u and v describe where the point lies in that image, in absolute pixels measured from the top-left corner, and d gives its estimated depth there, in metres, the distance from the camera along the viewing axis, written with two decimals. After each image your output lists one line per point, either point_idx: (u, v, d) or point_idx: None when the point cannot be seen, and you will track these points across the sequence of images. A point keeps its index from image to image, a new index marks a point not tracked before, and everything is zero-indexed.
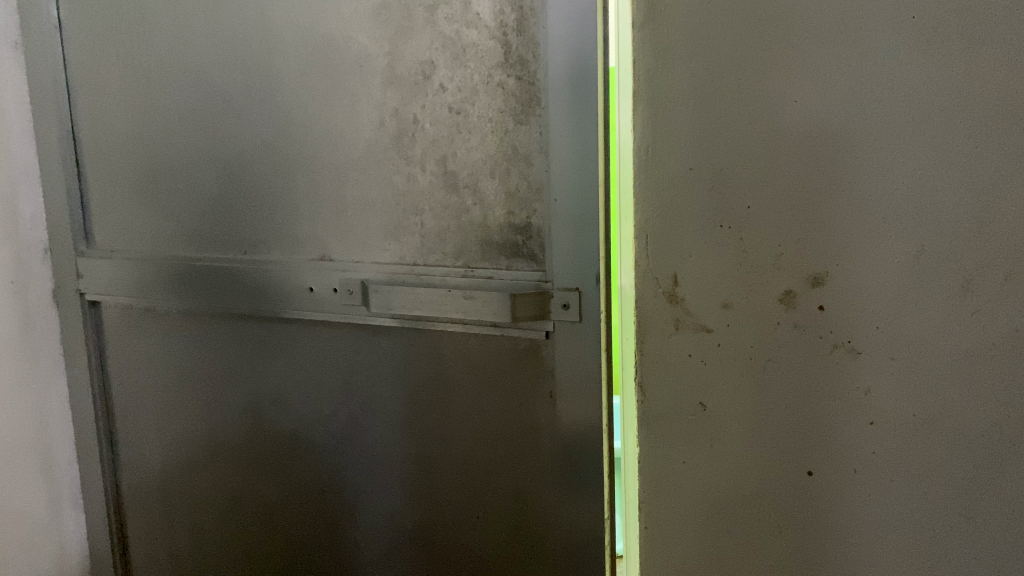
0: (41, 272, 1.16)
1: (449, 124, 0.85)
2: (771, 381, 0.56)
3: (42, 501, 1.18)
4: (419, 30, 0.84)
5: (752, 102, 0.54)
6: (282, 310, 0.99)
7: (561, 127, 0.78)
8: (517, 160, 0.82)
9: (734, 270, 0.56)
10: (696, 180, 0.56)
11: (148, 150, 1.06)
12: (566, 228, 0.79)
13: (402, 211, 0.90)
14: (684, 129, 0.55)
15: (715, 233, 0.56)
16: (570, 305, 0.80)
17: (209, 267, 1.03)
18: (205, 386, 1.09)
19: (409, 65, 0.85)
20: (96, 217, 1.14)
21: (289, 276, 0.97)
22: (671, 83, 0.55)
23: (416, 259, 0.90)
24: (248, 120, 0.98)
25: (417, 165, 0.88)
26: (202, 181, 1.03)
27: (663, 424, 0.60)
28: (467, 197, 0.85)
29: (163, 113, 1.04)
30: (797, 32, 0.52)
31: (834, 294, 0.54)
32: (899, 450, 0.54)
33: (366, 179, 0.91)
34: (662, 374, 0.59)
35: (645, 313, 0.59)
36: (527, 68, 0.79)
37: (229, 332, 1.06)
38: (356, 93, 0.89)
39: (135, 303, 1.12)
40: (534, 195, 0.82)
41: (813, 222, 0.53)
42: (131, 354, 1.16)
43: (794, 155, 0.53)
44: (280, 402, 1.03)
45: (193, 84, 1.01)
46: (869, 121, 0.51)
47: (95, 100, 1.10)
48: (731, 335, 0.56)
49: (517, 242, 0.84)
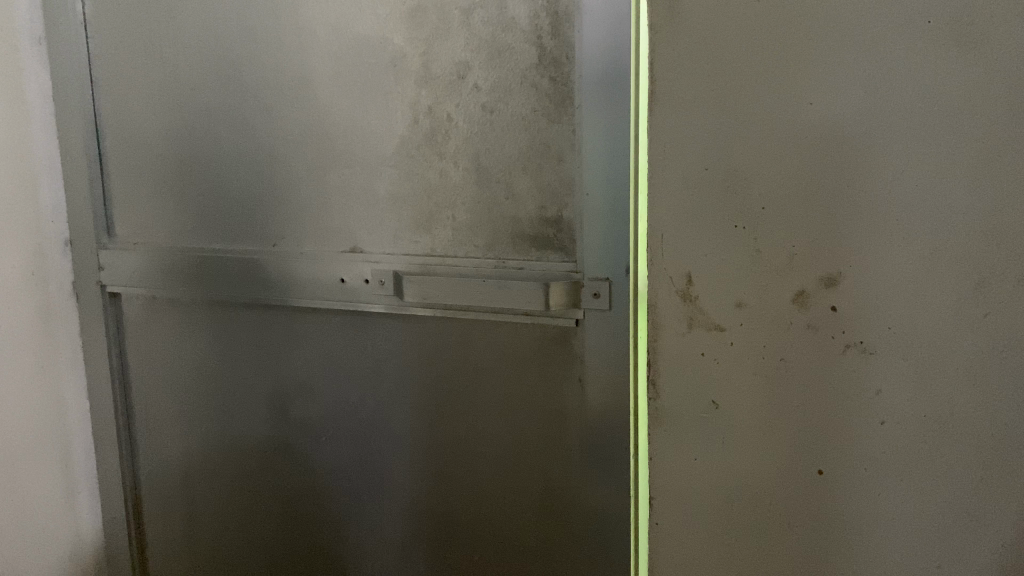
0: (62, 263, 1.24)
1: (482, 122, 0.96)
2: (782, 381, 0.57)
3: (59, 494, 1.25)
4: (453, 32, 0.96)
5: (762, 102, 0.54)
6: (312, 299, 1.10)
7: (591, 128, 0.90)
8: (549, 157, 0.94)
9: (747, 269, 0.56)
10: (709, 180, 0.56)
11: (184, 149, 1.15)
12: (599, 221, 0.92)
13: (434, 206, 1.01)
14: (699, 129, 0.56)
15: (729, 233, 0.56)
16: (599, 294, 0.93)
17: (239, 260, 1.13)
18: (238, 368, 1.19)
19: (444, 65, 0.97)
20: (121, 210, 1.22)
21: (318, 272, 1.08)
22: (683, 83, 0.56)
23: (447, 252, 1.02)
24: (282, 116, 1.07)
25: (450, 161, 0.99)
26: (232, 175, 1.12)
27: (673, 422, 0.60)
28: (499, 192, 0.97)
29: (191, 110, 1.13)
30: (808, 30, 0.53)
31: (847, 294, 0.54)
32: (909, 449, 0.55)
33: (397, 175, 1.02)
34: (675, 373, 0.59)
35: (658, 311, 0.59)
36: (561, 70, 0.91)
37: (256, 320, 1.16)
38: (389, 93, 1.00)
39: (159, 296, 1.21)
40: (565, 191, 0.94)
41: (827, 222, 0.54)
42: (155, 343, 1.25)
43: (802, 156, 0.54)
44: (309, 390, 1.15)
45: (233, 78, 1.09)
46: (875, 117, 0.52)
47: (122, 104, 1.18)
48: (742, 335, 0.57)
49: (548, 234, 0.96)
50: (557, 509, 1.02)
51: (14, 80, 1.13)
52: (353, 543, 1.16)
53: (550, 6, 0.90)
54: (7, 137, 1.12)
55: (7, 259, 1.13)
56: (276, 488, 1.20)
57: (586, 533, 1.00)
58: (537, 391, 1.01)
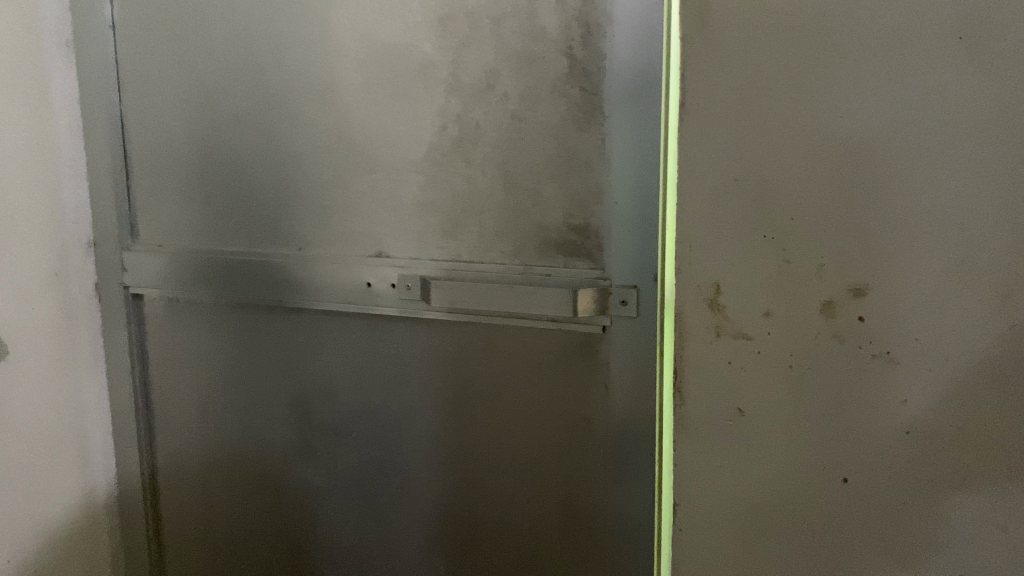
0: (84, 263, 1.24)
1: (510, 130, 0.97)
2: (809, 390, 0.57)
3: (78, 494, 1.26)
4: (484, 41, 0.96)
5: (796, 116, 0.55)
6: (336, 303, 1.10)
7: (622, 133, 0.91)
8: (576, 166, 0.95)
9: (776, 280, 0.57)
10: (740, 190, 0.57)
11: (210, 152, 1.15)
12: (626, 228, 0.93)
13: (460, 212, 1.02)
14: (733, 142, 0.57)
15: (758, 243, 0.57)
16: (627, 302, 0.94)
17: (262, 264, 1.13)
18: (259, 370, 1.19)
19: (474, 75, 0.97)
20: (144, 211, 1.22)
21: (342, 276, 1.09)
22: (715, 96, 0.57)
23: (473, 257, 1.02)
24: (311, 120, 1.08)
25: (477, 168, 1.00)
26: (259, 178, 1.13)
27: (698, 429, 0.61)
28: (527, 199, 0.98)
29: (218, 113, 1.13)
30: (851, 46, 0.53)
31: (874, 304, 0.55)
32: (934, 458, 0.56)
33: (423, 181, 1.03)
34: (702, 380, 0.60)
35: (685, 320, 0.60)
36: (591, 80, 0.92)
37: (277, 322, 1.17)
38: (418, 100, 1.01)
39: (180, 297, 1.21)
40: (592, 199, 0.95)
41: (856, 233, 0.55)
42: (176, 344, 1.25)
43: (832, 170, 0.55)
44: (328, 393, 1.15)
45: (261, 82, 1.09)
46: (917, 135, 0.53)
47: (147, 107, 1.18)
48: (770, 344, 0.58)
49: (575, 242, 0.97)
50: (574, 513, 1.03)
51: (40, 81, 1.13)
52: (371, 545, 1.16)
53: (582, 17, 0.91)
54: (31, 139, 1.12)
55: (30, 260, 1.14)
56: (295, 490, 1.20)
57: (605, 536, 1.02)
58: (561, 397, 1.01)
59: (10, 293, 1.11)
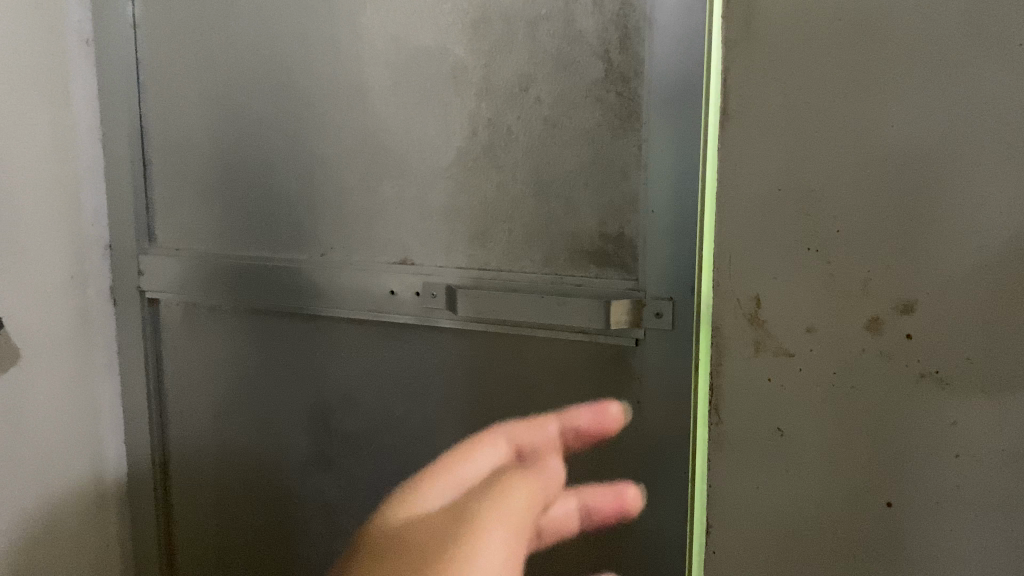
0: (101, 266, 1.24)
1: (542, 135, 0.95)
2: (852, 409, 0.55)
3: (90, 498, 1.24)
4: (518, 44, 0.94)
5: (848, 121, 0.53)
6: (360, 311, 1.08)
7: (661, 139, 0.88)
8: (612, 172, 0.93)
9: (819, 294, 0.55)
10: (783, 201, 0.55)
11: (233, 156, 1.13)
12: (662, 238, 0.90)
13: (489, 218, 1.00)
14: (777, 150, 0.55)
15: (802, 256, 0.55)
16: (662, 314, 0.92)
17: (283, 271, 1.12)
18: (278, 379, 1.17)
19: (506, 78, 0.96)
20: (163, 216, 1.21)
21: (368, 283, 1.07)
22: (757, 103, 0.55)
23: (502, 265, 1.00)
24: (338, 123, 1.06)
25: (508, 174, 0.98)
26: (284, 181, 1.11)
27: (735, 448, 0.59)
28: (559, 207, 0.96)
29: (243, 115, 1.11)
30: (913, 51, 0.51)
31: (922, 321, 0.53)
32: (985, 482, 0.53)
33: (452, 187, 1.01)
34: (739, 398, 0.58)
35: (723, 333, 0.58)
36: (629, 85, 0.90)
37: (297, 329, 1.15)
38: (448, 103, 0.99)
39: (198, 302, 1.20)
40: (627, 208, 0.93)
41: (905, 246, 0.52)
42: (193, 349, 1.23)
43: (882, 180, 0.53)
44: (349, 402, 1.13)
45: (287, 85, 1.08)
46: (986, 141, 0.50)
47: (169, 109, 1.17)
48: (812, 361, 0.56)
49: (608, 251, 0.95)
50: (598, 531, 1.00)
51: (62, 83, 1.14)
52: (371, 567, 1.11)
53: (619, 20, 0.89)
54: (51, 140, 1.13)
55: (48, 262, 1.14)
56: (311, 503, 1.17)
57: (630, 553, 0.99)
58: (589, 411, 0.99)
59: (25, 293, 1.11)
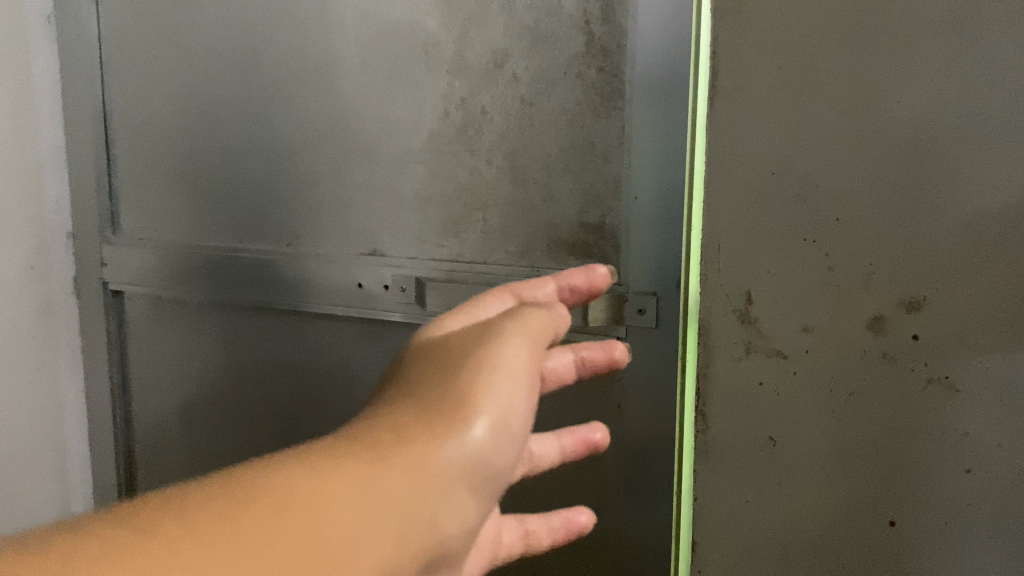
0: (64, 260, 1.10)
1: (517, 116, 0.78)
2: (853, 418, 0.50)
3: (54, 505, 1.13)
4: (493, 16, 0.77)
5: (847, 96, 0.47)
6: (327, 305, 0.91)
7: (642, 123, 0.72)
8: (593, 155, 0.76)
9: (816, 289, 0.49)
10: (776, 186, 0.50)
11: (197, 137, 0.96)
12: (651, 229, 0.74)
13: (462, 207, 0.82)
14: (769, 128, 0.49)
15: (797, 247, 0.50)
16: (645, 310, 0.75)
17: (244, 262, 0.95)
18: (243, 378, 1.00)
19: (480, 54, 0.78)
20: (126, 202, 1.05)
21: (333, 274, 0.90)
22: (746, 77, 0.50)
23: (476, 256, 0.82)
24: (308, 103, 0.88)
25: (482, 158, 0.80)
26: (246, 168, 0.94)
27: (724, 459, 0.53)
28: (535, 194, 0.78)
29: (206, 93, 0.94)
30: (920, 19, 0.45)
31: (930, 320, 0.47)
32: (999, 501, 0.48)
33: (423, 172, 0.83)
34: (728, 403, 0.53)
35: (711, 333, 0.52)
36: (611, 59, 0.73)
37: (262, 325, 0.98)
38: (420, 83, 0.81)
39: (164, 296, 1.04)
40: (609, 194, 0.75)
41: (910, 237, 0.47)
42: (157, 350, 1.08)
43: (887, 162, 0.47)
44: (317, 408, 0.95)
45: (252, 59, 0.90)
46: (1008, 126, 0.45)
47: (132, 85, 1.01)
48: (809, 364, 0.50)
49: (588, 242, 0.77)
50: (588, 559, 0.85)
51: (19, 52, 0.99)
52: None
53: None
54: (14, 121, 1.00)
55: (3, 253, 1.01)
56: None
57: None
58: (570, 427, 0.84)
59: None
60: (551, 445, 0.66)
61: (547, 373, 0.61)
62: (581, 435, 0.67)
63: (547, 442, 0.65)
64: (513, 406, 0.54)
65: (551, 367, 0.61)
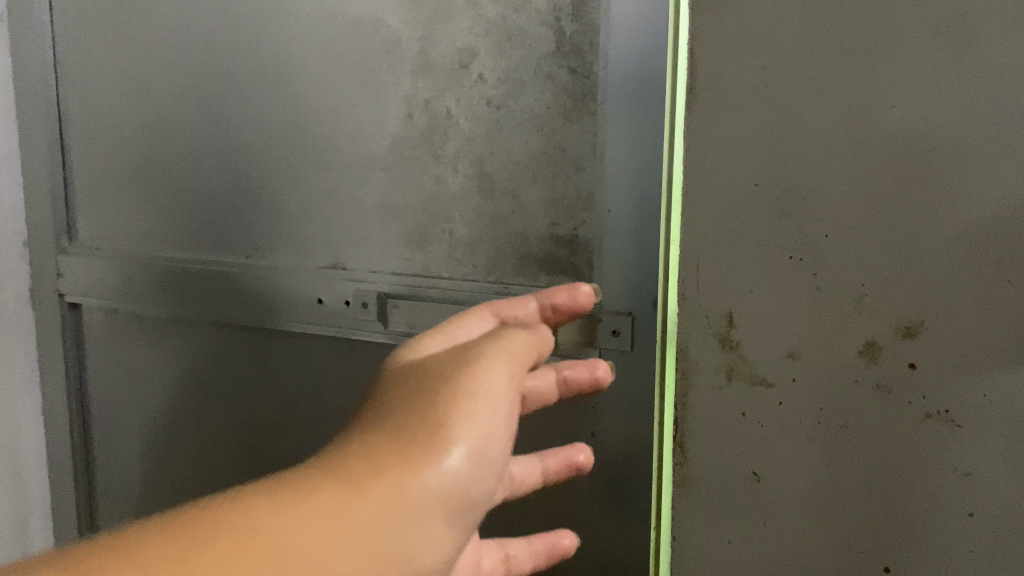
0: (18, 267, 0.85)
1: (484, 125, 0.61)
2: (842, 454, 0.45)
3: None
4: (456, 8, 0.61)
5: (838, 100, 0.43)
6: (284, 325, 0.72)
7: (622, 130, 0.56)
8: (563, 164, 0.59)
9: (802, 312, 0.45)
10: (761, 197, 0.45)
11: (147, 122, 0.75)
12: (635, 244, 0.57)
13: (426, 219, 0.65)
14: (751, 134, 0.45)
15: (784, 265, 0.45)
16: (619, 332, 0.59)
17: (201, 273, 0.75)
18: (192, 409, 0.79)
19: (443, 53, 0.62)
20: (88, 208, 0.81)
21: (288, 289, 0.71)
22: (725, 79, 0.45)
23: (443, 274, 0.65)
24: (269, 102, 0.69)
25: (447, 167, 0.63)
26: (212, 169, 0.73)
27: (703, 495, 0.49)
28: (505, 204, 0.62)
29: (174, 81, 0.73)
30: (918, 16, 0.41)
31: (930, 348, 0.43)
32: (1006, 549, 0.43)
33: (387, 180, 0.66)
34: (709, 434, 0.49)
35: (689, 356, 0.49)
36: (584, 61, 0.57)
37: (216, 351, 0.77)
38: (380, 83, 0.64)
39: (121, 310, 0.81)
40: (583, 206, 0.59)
41: (907, 257, 0.42)
42: (117, 375, 0.83)
43: (883, 173, 0.42)
44: (274, 439, 0.75)
45: (252, 31, 0.69)
46: (1017, 137, 0.40)
47: (87, 75, 0.78)
48: (796, 393, 0.46)
49: (561, 257, 0.61)
50: None
51: None
52: None
53: None
54: None
55: None
56: None
57: None
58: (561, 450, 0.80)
59: None
60: (532, 466, 0.54)
61: (526, 393, 0.50)
62: (566, 457, 0.55)
63: (525, 462, 0.53)
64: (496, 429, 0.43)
65: (531, 386, 0.50)
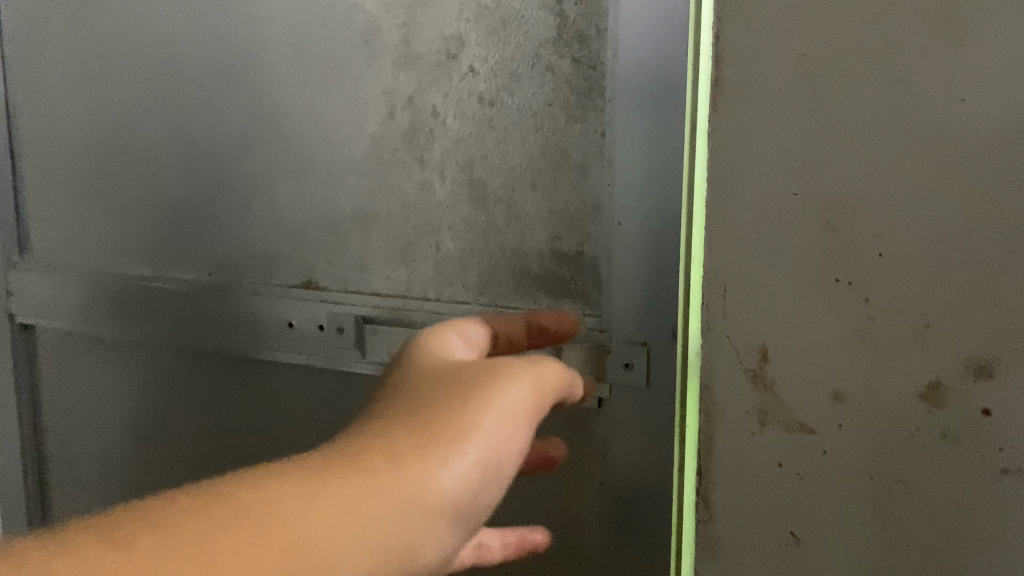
0: None
1: (477, 122, 0.54)
2: (900, 516, 0.38)
3: None
4: None
5: (894, 92, 0.36)
6: (254, 349, 0.65)
7: (627, 129, 0.49)
8: (566, 167, 0.52)
9: (851, 346, 0.38)
10: (802, 209, 0.38)
11: (103, 125, 0.69)
12: (643, 265, 0.50)
13: (411, 230, 0.58)
14: (789, 133, 0.38)
15: (828, 290, 0.38)
16: (632, 366, 0.51)
17: (164, 292, 0.68)
18: (156, 439, 0.72)
19: (429, 42, 0.55)
20: (40, 220, 0.74)
21: (259, 309, 0.64)
22: (758, 68, 0.38)
23: (430, 292, 0.58)
24: (234, 100, 0.62)
25: (434, 172, 0.56)
26: (173, 178, 0.66)
27: (730, 558, 0.42)
28: (500, 214, 0.55)
29: (130, 79, 0.66)
30: None
31: (1008, 391, 0.35)
32: None
33: (366, 187, 0.59)
34: (738, 485, 0.41)
35: (715, 394, 0.41)
36: (590, 49, 0.50)
37: (182, 376, 0.70)
38: (358, 78, 0.57)
39: (75, 331, 0.74)
40: (589, 215, 0.52)
41: (980, 282, 0.35)
42: (76, 402, 0.77)
43: (949, 179, 0.35)
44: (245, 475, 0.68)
45: (209, 25, 0.62)
46: None
47: (37, 76, 0.71)
48: (843, 443, 0.38)
49: (563, 275, 0.54)
50: None
51: None
52: None
53: None
54: None
55: None
56: None
57: None
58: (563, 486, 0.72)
59: None
60: None
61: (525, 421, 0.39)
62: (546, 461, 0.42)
63: None
64: (509, 435, 0.34)
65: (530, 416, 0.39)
